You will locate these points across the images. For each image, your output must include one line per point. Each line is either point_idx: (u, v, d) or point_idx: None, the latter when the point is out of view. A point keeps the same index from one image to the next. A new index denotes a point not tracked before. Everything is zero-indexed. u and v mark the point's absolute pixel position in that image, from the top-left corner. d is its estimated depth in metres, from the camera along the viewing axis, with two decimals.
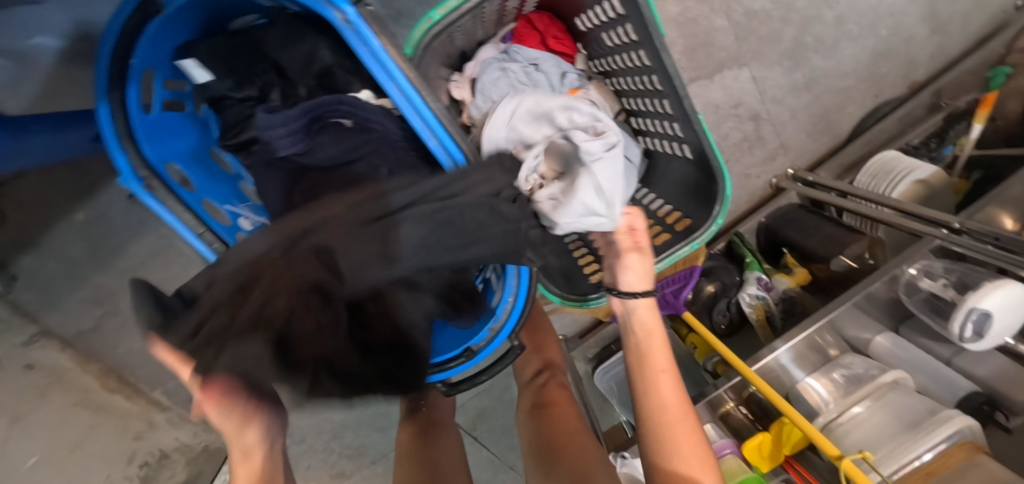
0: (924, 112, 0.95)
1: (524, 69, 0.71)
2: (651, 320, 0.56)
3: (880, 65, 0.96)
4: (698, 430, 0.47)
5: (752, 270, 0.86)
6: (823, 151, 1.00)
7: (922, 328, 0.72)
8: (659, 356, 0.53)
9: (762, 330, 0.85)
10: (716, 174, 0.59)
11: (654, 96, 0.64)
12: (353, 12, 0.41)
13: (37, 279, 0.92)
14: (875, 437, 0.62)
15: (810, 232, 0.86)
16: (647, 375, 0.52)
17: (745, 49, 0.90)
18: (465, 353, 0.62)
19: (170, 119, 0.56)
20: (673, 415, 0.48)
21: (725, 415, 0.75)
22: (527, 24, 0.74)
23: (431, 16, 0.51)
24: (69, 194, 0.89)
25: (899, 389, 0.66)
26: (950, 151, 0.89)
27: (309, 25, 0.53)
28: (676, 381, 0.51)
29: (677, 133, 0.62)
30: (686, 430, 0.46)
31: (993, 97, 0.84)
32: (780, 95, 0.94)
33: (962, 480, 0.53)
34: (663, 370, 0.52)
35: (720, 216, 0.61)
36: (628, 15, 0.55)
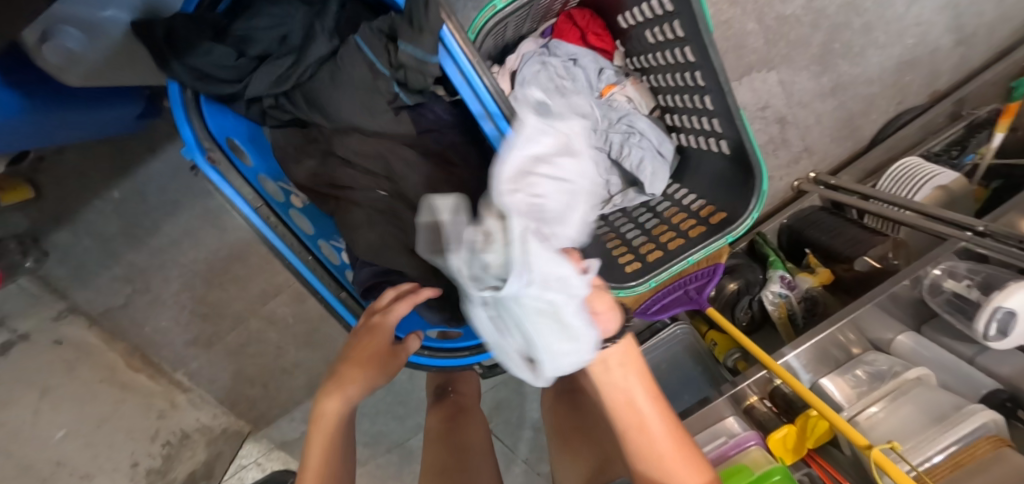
0: (946, 121, 0.97)
1: (563, 64, 0.74)
2: (624, 358, 0.42)
3: (904, 73, 0.99)
4: (696, 456, 0.43)
5: (775, 268, 0.89)
6: (845, 156, 1.02)
7: (944, 327, 0.74)
8: (620, 396, 0.43)
9: (784, 328, 0.87)
10: (754, 168, 0.61)
11: (692, 92, 0.65)
12: None
13: (71, 254, 0.94)
14: (901, 429, 0.64)
15: (834, 234, 0.88)
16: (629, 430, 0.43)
17: (775, 53, 0.92)
18: None
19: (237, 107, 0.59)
20: (669, 463, 0.42)
21: (749, 409, 0.78)
22: (568, 21, 0.76)
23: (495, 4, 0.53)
24: (107, 171, 0.91)
25: (924, 384, 0.67)
26: (971, 159, 0.91)
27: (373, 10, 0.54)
28: (658, 413, 0.43)
29: (716, 129, 0.64)
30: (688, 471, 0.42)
31: (1016, 107, 0.86)
32: (805, 99, 0.97)
33: (988, 471, 0.55)
34: (639, 419, 0.42)
35: (756, 209, 0.62)
36: (676, 11, 0.57)
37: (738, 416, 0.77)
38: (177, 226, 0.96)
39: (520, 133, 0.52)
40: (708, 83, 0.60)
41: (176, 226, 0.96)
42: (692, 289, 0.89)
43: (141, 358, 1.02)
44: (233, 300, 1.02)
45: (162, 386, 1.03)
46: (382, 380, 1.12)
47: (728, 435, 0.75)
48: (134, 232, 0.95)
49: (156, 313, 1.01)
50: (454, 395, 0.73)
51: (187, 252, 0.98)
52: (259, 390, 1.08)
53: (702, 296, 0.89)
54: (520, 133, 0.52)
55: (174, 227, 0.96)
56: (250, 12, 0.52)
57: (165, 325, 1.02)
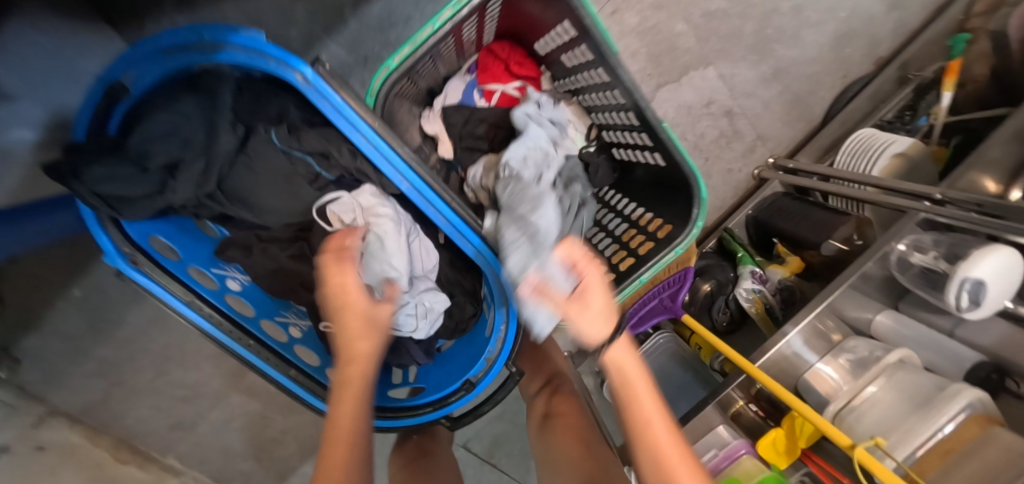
0: (894, 87, 0.96)
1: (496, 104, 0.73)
2: (621, 361, 0.47)
3: (844, 46, 0.98)
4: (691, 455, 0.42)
5: (745, 264, 0.87)
6: (800, 136, 1.01)
7: (921, 302, 0.72)
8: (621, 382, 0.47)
9: (764, 323, 0.85)
10: (690, 178, 0.60)
11: (616, 109, 0.65)
12: (312, 72, 0.44)
13: (39, 360, 0.93)
14: (888, 420, 0.61)
15: (798, 220, 0.87)
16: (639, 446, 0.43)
17: (710, 49, 0.91)
18: (465, 386, 0.62)
19: (174, 245, 0.56)
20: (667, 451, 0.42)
21: (736, 415, 0.75)
22: (489, 54, 0.75)
23: (388, 64, 0.52)
24: (64, 272, 0.90)
25: (906, 368, 0.65)
26: (925, 121, 0.89)
27: (276, 87, 0.54)
28: (666, 431, 0.43)
29: (646, 143, 0.64)
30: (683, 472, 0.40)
31: (958, 64, 0.84)
32: (749, 88, 0.96)
33: (979, 457, 0.53)
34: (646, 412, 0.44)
35: (700, 218, 0.61)
36: (580, 36, 0.57)
37: (727, 424, 0.74)
38: (142, 314, 0.95)
39: (440, 190, 0.52)
40: (627, 99, 0.60)
41: (143, 314, 0.95)
42: (666, 297, 0.87)
43: (130, 449, 1.00)
44: (212, 377, 1.01)
45: (153, 474, 1.00)
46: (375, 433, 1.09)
47: (719, 446, 0.72)
48: (100, 327, 0.94)
49: (134, 404, 0.99)
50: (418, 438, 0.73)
51: (157, 338, 0.97)
52: (251, 464, 1.06)
53: (677, 303, 0.88)
54: (440, 189, 0.52)
55: (139, 313, 0.95)
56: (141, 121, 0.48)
57: (147, 414, 1.00)
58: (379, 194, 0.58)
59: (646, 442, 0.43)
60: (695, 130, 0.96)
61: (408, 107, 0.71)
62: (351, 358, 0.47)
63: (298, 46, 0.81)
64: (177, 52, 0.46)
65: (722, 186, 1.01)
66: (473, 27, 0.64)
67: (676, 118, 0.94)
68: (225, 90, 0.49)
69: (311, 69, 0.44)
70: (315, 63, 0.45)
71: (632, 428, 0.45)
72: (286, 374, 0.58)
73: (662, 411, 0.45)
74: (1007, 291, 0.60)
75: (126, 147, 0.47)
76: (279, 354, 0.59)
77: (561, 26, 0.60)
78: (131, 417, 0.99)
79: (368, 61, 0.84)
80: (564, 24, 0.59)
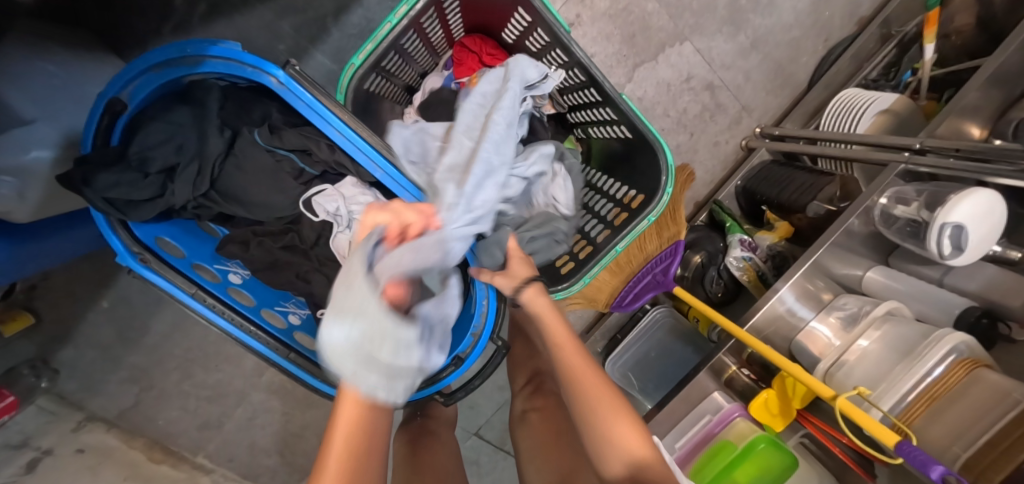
0: (877, 46, 0.95)
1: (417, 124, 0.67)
2: (562, 354, 0.51)
3: (823, 10, 0.97)
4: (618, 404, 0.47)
5: (734, 233, 0.87)
6: (786, 104, 1.01)
7: (910, 254, 0.71)
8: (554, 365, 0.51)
9: (756, 289, 0.85)
10: (653, 145, 0.63)
11: (583, 88, 0.69)
12: (283, 74, 0.49)
13: (78, 369, 1.01)
14: (876, 372, 0.61)
15: (783, 185, 0.87)
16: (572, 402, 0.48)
17: (684, 25, 0.92)
18: (454, 361, 0.65)
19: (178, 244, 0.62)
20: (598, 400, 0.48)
21: (730, 380, 0.75)
22: (462, 49, 0.78)
23: (353, 62, 0.55)
24: (93, 286, 0.98)
25: (894, 319, 0.64)
26: (909, 76, 0.88)
27: (258, 93, 0.58)
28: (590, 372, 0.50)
29: (611, 117, 0.67)
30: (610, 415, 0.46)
31: (937, 14, 0.82)
32: (728, 60, 0.96)
33: (964, 399, 0.52)
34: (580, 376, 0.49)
35: (670, 184, 0.64)
36: (534, 20, 0.61)
37: (721, 390, 0.74)
38: (165, 321, 1.02)
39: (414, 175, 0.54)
40: (587, 76, 0.63)
41: (165, 321, 1.02)
42: (658, 271, 0.88)
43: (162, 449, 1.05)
44: (233, 379, 1.07)
45: (186, 472, 1.01)
46: None
47: (713, 412, 0.72)
48: (128, 336, 1.02)
49: (165, 405, 1.06)
50: (422, 418, 0.77)
51: (180, 343, 1.04)
52: (275, 459, 1.12)
53: (668, 276, 0.88)
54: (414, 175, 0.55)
55: (162, 321, 1.02)
56: (137, 130, 0.53)
57: (176, 415, 1.08)
58: (361, 184, 0.61)
59: (582, 402, 0.48)
60: (677, 106, 0.97)
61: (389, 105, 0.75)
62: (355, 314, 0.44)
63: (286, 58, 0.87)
64: (167, 67, 0.51)
65: (710, 159, 1.01)
66: (437, 25, 0.68)
67: (656, 96, 0.95)
68: (213, 99, 0.54)
69: (281, 71, 0.48)
70: (285, 66, 0.49)
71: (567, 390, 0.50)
72: (285, 356, 0.61)
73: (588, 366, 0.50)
74: (990, 235, 0.59)
75: (127, 156, 0.52)
76: (281, 340, 0.63)
77: (519, 14, 0.64)
78: (163, 419, 1.07)
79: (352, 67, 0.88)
80: (521, 12, 0.63)
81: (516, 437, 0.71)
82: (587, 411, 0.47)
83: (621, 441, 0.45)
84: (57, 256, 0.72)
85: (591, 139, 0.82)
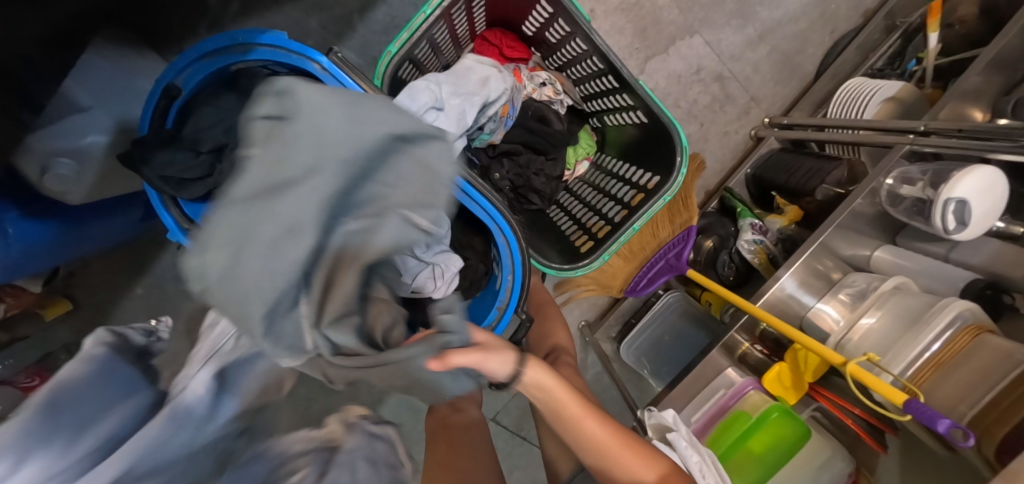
0: (882, 37, 0.98)
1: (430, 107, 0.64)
2: (543, 382, 0.51)
3: (828, 3, 1.00)
4: (633, 449, 0.52)
5: (745, 217, 0.90)
6: (794, 95, 1.04)
7: (918, 234, 0.74)
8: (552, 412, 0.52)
9: (766, 270, 0.88)
10: (669, 127, 0.67)
11: (600, 76, 0.73)
12: (327, 61, 0.53)
13: None
14: (884, 342, 0.63)
15: (793, 171, 0.90)
16: (568, 429, 0.53)
17: (694, 18, 0.96)
18: None
19: None
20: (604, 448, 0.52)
21: (743, 356, 0.78)
22: (484, 42, 0.83)
23: (389, 50, 0.60)
24: (128, 274, 1.03)
25: (901, 292, 0.67)
26: (914, 65, 0.91)
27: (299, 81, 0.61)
28: (593, 419, 0.52)
29: (629, 102, 0.71)
30: (623, 460, 0.52)
31: (939, 5, 0.85)
32: (737, 53, 0.99)
33: (971, 363, 0.55)
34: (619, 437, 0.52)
35: (684, 165, 0.67)
36: (557, 12, 0.65)
37: (735, 366, 0.77)
38: None
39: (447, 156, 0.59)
40: (606, 63, 0.67)
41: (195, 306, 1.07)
42: (671, 255, 0.91)
43: None
44: None
45: None
46: (409, 411, 1.16)
47: (728, 386, 0.76)
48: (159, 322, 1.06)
49: None
50: None
51: None
52: None
53: (681, 260, 0.91)
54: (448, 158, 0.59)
55: None
56: (191, 115, 0.57)
57: None
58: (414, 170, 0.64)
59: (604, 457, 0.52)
60: (687, 97, 1.00)
61: None
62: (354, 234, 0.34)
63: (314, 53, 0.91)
64: (218, 55, 0.56)
65: (721, 148, 1.04)
66: (463, 19, 0.72)
67: (667, 87, 0.99)
68: (258, 84, 0.58)
69: (326, 58, 0.53)
70: (329, 53, 0.54)
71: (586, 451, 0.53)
72: None
73: (575, 413, 0.52)
74: (992, 210, 0.62)
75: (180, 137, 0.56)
76: None
77: (541, 6, 0.68)
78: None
79: (376, 61, 0.93)
80: (542, 4, 0.67)
81: (535, 407, 0.74)
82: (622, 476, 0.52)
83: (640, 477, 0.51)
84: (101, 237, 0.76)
85: (607, 127, 0.86)
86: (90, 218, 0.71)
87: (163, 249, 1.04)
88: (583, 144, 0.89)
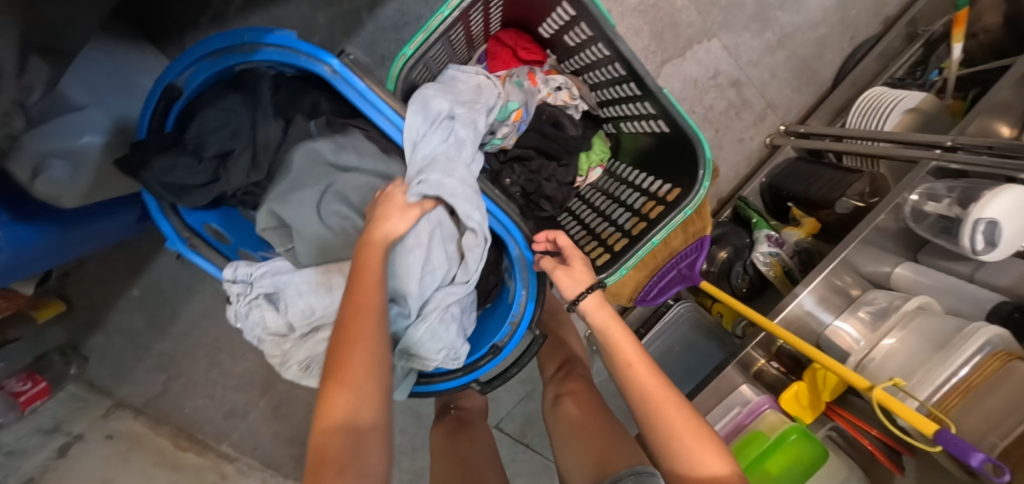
0: (902, 46, 0.96)
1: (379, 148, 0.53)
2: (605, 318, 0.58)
3: (849, 8, 0.98)
4: (683, 402, 0.50)
5: (761, 229, 0.88)
6: (811, 102, 1.01)
7: (940, 251, 0.73)
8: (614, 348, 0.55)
9: (783, 284, 0.86)
10: (692, 138, 0.63)
11: (620, 82, 0.70)
12: (337, 63, 0.50)
13: (109, 355, 1.03)
14: (909, 364, 0.62)
15: (812, 181, 0.88)
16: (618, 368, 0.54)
17: (711, 22, 0.93)
18: (492, 350, 0.66)
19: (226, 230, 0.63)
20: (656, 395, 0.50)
21: (759, 374, 0.76)
22: (497, 43, 0.80)
23: (404, 52, 0.56)
24: (125, 274, 1.00)
25: (926, 313, 0.65)
26: (936, 75, 0.89)
27: (308, 82, 0.58)
28: (646, 367, 0.53)
29: (650, 111, 0.68)
30: (672, 406, 0.49)
31: (966, 14, 0.83)
32: (754, 58, 0.97)
33: (1000, 392, 0.53)
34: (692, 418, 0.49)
35: (707, 178, 0.64)
36: (577, 14, 0.62)
37: (750, 383, 0.76)
38: (195, 308, 1.04)
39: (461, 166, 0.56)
40: (627, 70, 0.64)
41: (194, 308, 1.04)
42: (684, 266, 0.88)
43: (189, 436, 1.07)
44: (259, 367, 1.09)
45: (211, 460, 1.04)
46: (411, 416, 1.13)
47: (742, 404, 0.74)
48: (158, 323, 1.04)
49: (193, 392, 1.08)
50: (456, 411, 0.80)
51: (209, 331, 1.06)
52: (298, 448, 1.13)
53: (694, 271, 0.89)
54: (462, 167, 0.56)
55: (192, 308, 1.04)
56: (194, 118, 0.54)
57: (204, 403, 1.09)
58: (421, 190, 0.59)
59: (662, 414, 0.49)
60: (703, 103, 0.97)
61: None
62: (353, 296, 0.42)
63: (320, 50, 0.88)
64: (223, 54, 0.52)
65: (735, 155, 1.02)
66: (479, 19, 0.69)
67: (683, 92, 0.96)
68: (263, 87, 0.55)
69: (336, 60, 0.50)
70: (339, 55, 0.51)
71: (631, 394, 0.52)
72: None
73: (646, 365, 0.53)
74: (1022, 230, 0.60)
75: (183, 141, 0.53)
76: None
77: (561, 8, 0.65)
78: (191, 405, 1.08)
79: (384, 60, 0.89)
80: (563, 6, 0.64)
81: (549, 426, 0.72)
82: (668, 429, 0.48)
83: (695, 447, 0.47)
84: (98, 239, 0.73)
85: (622, 133, 0.84)
86: (88, 219, 0.68)
87: (162, 249, 1.01)
88: (597, 150, 0.87)
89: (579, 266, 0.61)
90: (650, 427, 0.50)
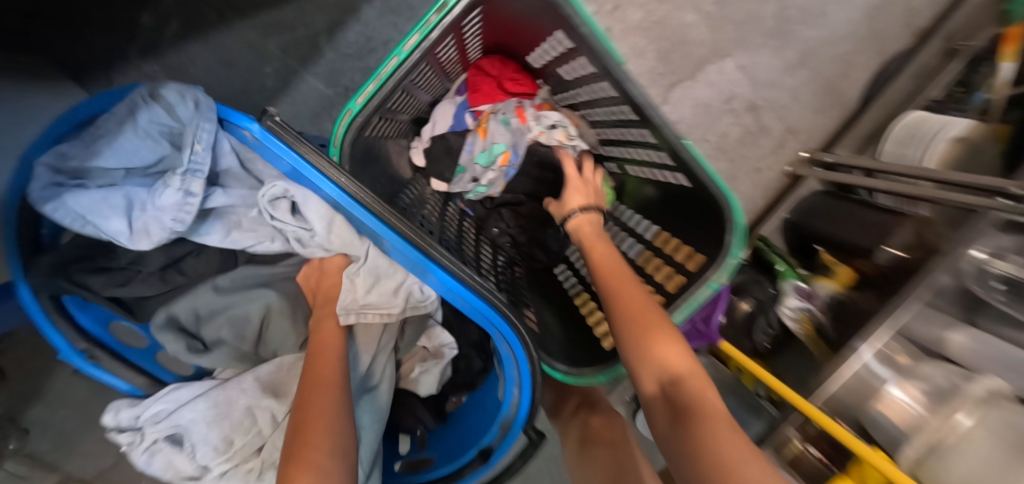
0: (939, 62, 0.85)
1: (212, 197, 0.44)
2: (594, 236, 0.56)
3: (878, 20, 0.87)
4: (677, 336, 0.43)
5: (787, 279, 0.77)
6: (836, 125, 0.90)
7: (1002, 316, 0.62)
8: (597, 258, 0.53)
9: (814, 344, 0.75)
10: (720, 199, 0.51)
11: (630, 124, 0.57)
12: (259, 128, 0.37)
13: (48, 428, 0.90)
14: (979, 466, 0.51)
15: (841, 220, 0.76)
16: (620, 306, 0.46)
17: (725, 39, 0.82)
18: (480, 454, 0.55)
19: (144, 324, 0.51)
20: (635, 305, 0.45)
21: (795, 460, 0.66)
22: (478, 72, 0.68)
23: (350, 107, 0.45)
24: None
25: (995, 403, 0.55)
26: (981, 97, 0.75)
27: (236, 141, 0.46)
28: (637, 283, 0.49)
29: (666, 161, 0.55)
30: (658, 327, 0.43)
31: (1020, 29, 0.72)
32: (773, 78, 0.85)
33: None
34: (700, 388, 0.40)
35: (738, 247, 0.51)
36: (578, 46, 0.49)
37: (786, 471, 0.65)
38: None
39: (434, 253, 0.43)
40: (639, 114, 0.51)
41: None
42: (701, 320, 0.77)
43: None
44: None
45: None
46: None
47: None
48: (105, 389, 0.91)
49: None
50: None
51: None
52: None
53: (713, 326, 0.77)
54: (438, 255, 0.43)
55: None
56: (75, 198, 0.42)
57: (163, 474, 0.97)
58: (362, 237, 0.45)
59: (625, 309, 0.45)
60: (715, 130, 0.86)
61: (396, 141, 0.65)
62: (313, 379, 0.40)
63: (273, 82, 0.76)
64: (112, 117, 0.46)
65: (752, 187, 0.91)
66: (453, 49, 0.57)
67: (693, 118, 0.84)
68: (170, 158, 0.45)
69: (257, 126, 0.37)
70: (262, 115, 0.37)
71: (613, 301, 0.47)
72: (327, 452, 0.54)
73: (638, 290, 0.48)
74: None
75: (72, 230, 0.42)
76: None
77: (556, 37, 0.53)
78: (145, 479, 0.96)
79: (349, 91, 0.77)
80: (559, 35, 0.52)
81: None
82: (642, 323, 0.44)
83: (661, 358, 0.42)
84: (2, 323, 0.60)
85: (630, 177, 0.71)
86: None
87: None
88: (599, 192, 0.74)
89: (578, 182, 0.63)
90: (633, 369, 0.44)
